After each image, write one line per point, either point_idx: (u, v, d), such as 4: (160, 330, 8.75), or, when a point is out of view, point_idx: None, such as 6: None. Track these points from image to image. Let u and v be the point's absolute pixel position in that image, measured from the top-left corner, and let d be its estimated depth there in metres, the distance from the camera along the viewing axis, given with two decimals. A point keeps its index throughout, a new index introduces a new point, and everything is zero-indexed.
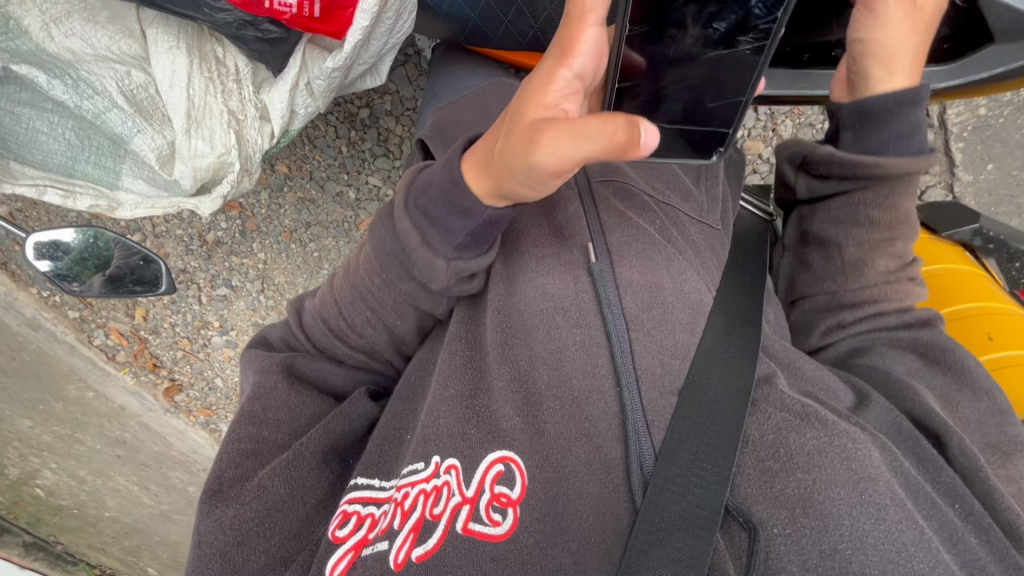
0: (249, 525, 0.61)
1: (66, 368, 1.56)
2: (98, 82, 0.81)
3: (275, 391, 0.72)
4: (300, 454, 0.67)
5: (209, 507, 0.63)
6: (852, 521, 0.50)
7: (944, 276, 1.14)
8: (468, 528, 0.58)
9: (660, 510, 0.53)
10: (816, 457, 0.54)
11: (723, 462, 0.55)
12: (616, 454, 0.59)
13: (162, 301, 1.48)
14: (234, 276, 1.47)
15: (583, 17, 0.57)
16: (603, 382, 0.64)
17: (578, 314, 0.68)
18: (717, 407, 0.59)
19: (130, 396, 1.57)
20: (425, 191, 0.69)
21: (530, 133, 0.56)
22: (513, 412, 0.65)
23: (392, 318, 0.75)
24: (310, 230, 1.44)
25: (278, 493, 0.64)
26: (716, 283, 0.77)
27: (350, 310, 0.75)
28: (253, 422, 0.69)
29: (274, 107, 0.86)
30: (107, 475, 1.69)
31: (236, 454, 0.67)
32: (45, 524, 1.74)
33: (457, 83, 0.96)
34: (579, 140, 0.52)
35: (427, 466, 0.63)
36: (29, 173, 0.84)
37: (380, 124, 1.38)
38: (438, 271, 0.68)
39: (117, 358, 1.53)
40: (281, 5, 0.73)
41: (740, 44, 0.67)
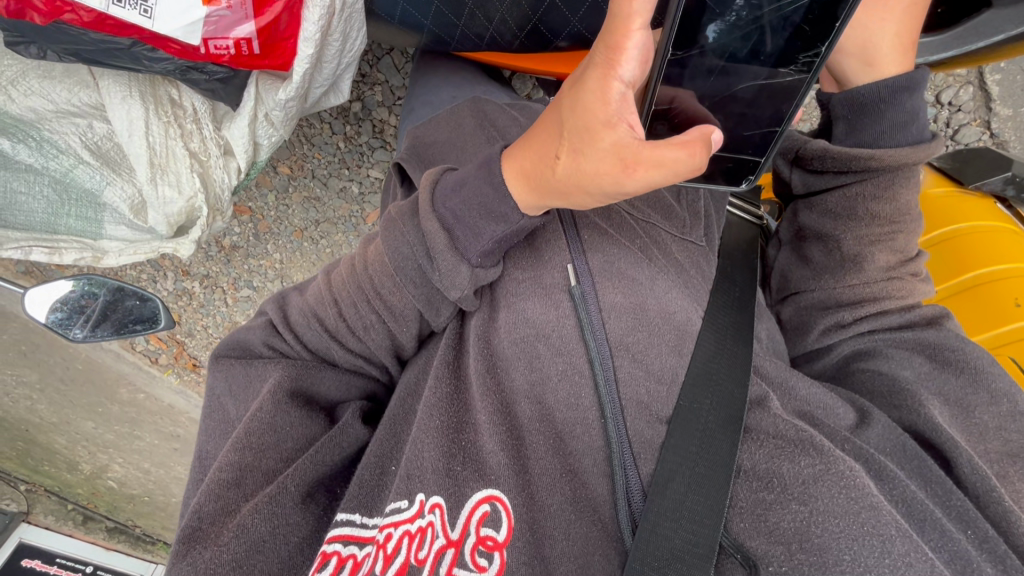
0: (226, 570, 0.54)
1: (115, 373, 1.59)
2: (61, 140, 0.82)
3: (259, 413, 0.64)
4: (284, 487, 0.60)
5: (184, 549, 0.56)
6: (853, 555, 0.46)
7: (974, 234, 1.01)
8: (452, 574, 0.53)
9: (654, 547, 0.50)
10: (811, 486, 0.51)
11: (717, 495, 0.52)
12: (602, 491, 0.57)
13: (191, 305, 1.49)
14: (255, 277, 1.47)
15: (632, 6, 0.42)
16: (588, 414, 0.60)
17: (560, 341, 0.63)
18: (710, 435, 0.55)
19: (177, 395, 1.59)
20: (457, 191, 0.62)
21: (611, 160, 0.48)
22: (498, 445, 0.60)
23: (374, 341, 0.69)
24: (320, 227, 1.43)
25: (258, 532, 0.57)
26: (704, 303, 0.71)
27: (352, 311, 0.67)
28: (237, 447, 0.62)
29: (236, 143, 0.85)
30: (168, 465, 1.72)
31: (218, 484, 0.60)
32: (123, 511, 1.78)
33: (432, 94, 0.95)
34: (654, 172, 0.46)
35: (411, 505, 0.57)
36: (13, 237, 0.87)
37: (374, 116, 1.35)
38: (461, 278, 0.63)
39: (160, 361, 1.55)
40: (217, 48, 0.70)
41: (781, 75, 0.58)
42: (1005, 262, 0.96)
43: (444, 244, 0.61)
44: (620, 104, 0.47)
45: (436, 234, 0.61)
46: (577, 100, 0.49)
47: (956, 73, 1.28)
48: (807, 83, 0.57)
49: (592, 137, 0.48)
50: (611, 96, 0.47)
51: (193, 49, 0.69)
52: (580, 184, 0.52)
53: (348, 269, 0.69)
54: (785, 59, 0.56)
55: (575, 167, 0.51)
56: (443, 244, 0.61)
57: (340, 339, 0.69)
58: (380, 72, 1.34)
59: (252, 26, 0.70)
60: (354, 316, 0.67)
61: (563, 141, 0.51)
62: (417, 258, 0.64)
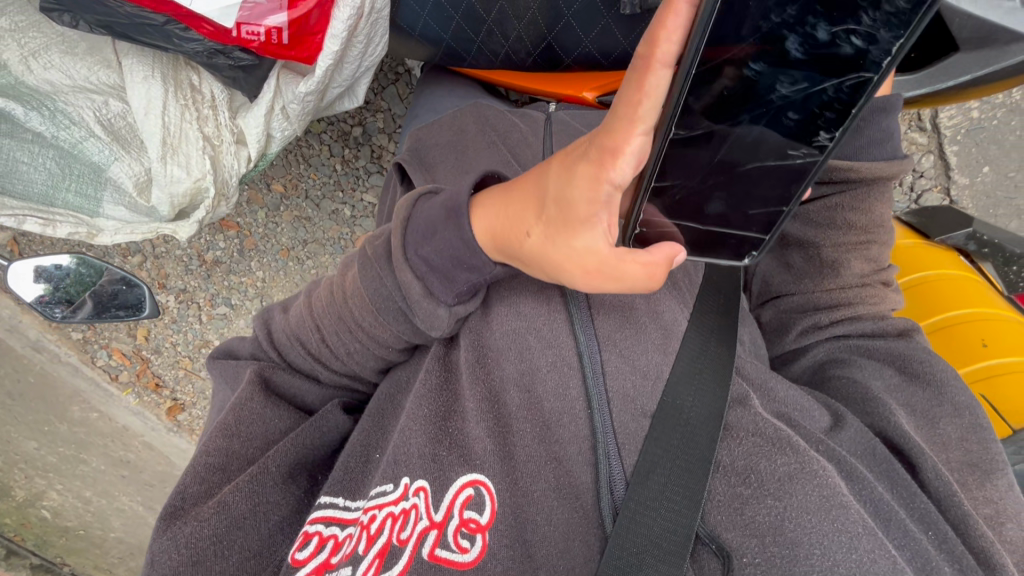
0: (205, 544, 0.53)
1: (70, 388, 1.50)
2: (75, 112, 0.83)
3: (249, 403, 0.62)
4: (265, 467, 0.58)
5: (165, 525, 0.55)
6: (824, 550, 0.41)
7: (938, 281, 1.08)
8: (434, 554, 0.50)
9: (633, 535, 0.45)
10: (787, 483, 0.45)
11: (697, 486, 0.46)
12: (586, 479, 0.51)
13: (162, 321, 1.43)
14: (234, 295, 1.44)
15: (638, 110, 0.41)
16: (575, 404, 0.55)
17: (551, 334, 0.59)
18: (692, 431, 0.49)
19: (134, 415, 1.51)
20: (429, 241, 0.57)
21: (573, 258, 0.50)
22: (486, 431, 0.56)
23: (358, 366, 0.67)
24: (306, 247, 1.42)
25: (238, 509, 0.55)
26: (689, 305, 0.69)
27: (334, 338, 0.65)
28: (225, 433, 0.60)
29: (250, 131, 0.87)
30: (111, 494, 1.61)
31: (202, 468, 0.58)
32: (52, 546, 1.60)
33: (436, 104, 0.97)
34: (620, 277, 0.51)
35: (396, 488, 0.55)
36: (9, 205, 0.84)
37: (373, 142, 1.38)
38: (441, 319, 0.59)
39: (120, 378, 1.48)
40: (249, 33, 0.74)
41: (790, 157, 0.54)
42: (970, 305, 1.01)
43: (417, 295, 0.58)
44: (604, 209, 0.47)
45: (412, 284, 0.58)
46: (561, 188, 0.48)
47: (918, 143, 1.38)
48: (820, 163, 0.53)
49: (569, 237, 0.49)
50: (598, 197, 0.46)
51: (225, 31, 0.73)
52: (548, 268, 0.53)
53: (327, 296, 0.66)
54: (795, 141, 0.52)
55: (548, 255, 0.52)
56: (418, 293, 0.58)
57: (326, 361, 0.67)
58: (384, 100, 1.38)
59: (284, 16, 0.74)
60: (336, 344, 0.65)
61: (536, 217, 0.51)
62: (394, 293, 0.60)
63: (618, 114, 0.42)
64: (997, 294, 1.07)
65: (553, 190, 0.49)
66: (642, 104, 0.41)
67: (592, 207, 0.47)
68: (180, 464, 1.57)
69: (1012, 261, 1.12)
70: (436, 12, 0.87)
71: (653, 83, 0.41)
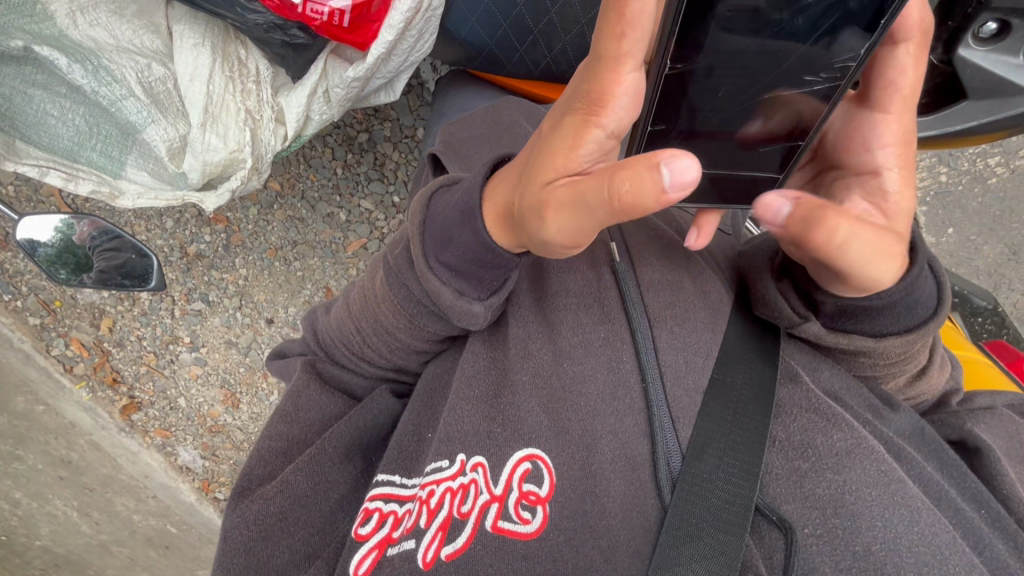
0: (272, 520, 0.57)
1: (16, 376, 1.28)
2: (118, 71, 0.81)
3: (307, 389, 0.66)
4: (323, 449, 0.62)
5: (235, 504, 0.59)
6: (885, 523, 0.50)
7: None
8: (498, 526, 0.51)
9: (694, 507, 0.50)
10: (845, 458, 0.54)
11: (752, 458, 0.52)
12: (643, 450, 0.54)
13: (131, 311, 1.27)
14: (212, 291, 1.29)
15: (623, 44, 0.40)
16: (629, 376, 0.58)
17: (602, 311, 0.62)
18: (743, 407, 0.55)
19: (84, 412, 1.31)
20: (448, 245, 0.55)
21: (542, 200, 0.46)
22: (539, 406, 0.57)
23: (403, 360, 0.66)
24: (296, 248, 1.30)
25: (300, 488, 0.59)
26: (729, 277, 0.72)
27: (372, 337, 0.65)
28: (285, 420, 0.64)
29: (291, 111, 0.88)
30: (45, 498, 1.36)
31: (267, 451, 0.62)
32: None
33: (466, 105, 0.99)
34: (589, 208, 0.43)
35: (453, 464, 0.55)
36: (33, 154, 0.84)
37: (378, 149, 1.31)
38: (477, 317, 0.57)
39: (75, 370, 1.29)
40: (313, 12, 0.77)
41: (808, 84, 0.54)
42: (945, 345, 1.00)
43: (449, 300, 0.56)
44: (586, 149, 0.45)
45: (442, 290, 0.55)
46: (548, 137, 0.47)
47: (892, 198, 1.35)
48: (842, 87, 0.54)
49: (539, 179, 0.47)
50: (585, 143, 0.45)
51: (291, 6, 0.76)
52: (527, 227, 0.49)
53: (361, 299, 0.65)
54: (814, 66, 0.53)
55: (524, 208, 0.49)
56: (449, 298, 0.56)
57: (370, 360, 0.67)
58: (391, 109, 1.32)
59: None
60: (376, 344, 0.65)
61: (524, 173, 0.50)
62: (421, 295, 0.58)
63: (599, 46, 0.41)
64: (965, 337, 1.06)
65: (540, 144, 0.48)
66: (626, 37, 0.40)
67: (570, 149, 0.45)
68: (128, 469, 1.34)
69: (976, 311, 1.23)
70: (484, 20, 0.91)
71: (635, 11, 0.39)
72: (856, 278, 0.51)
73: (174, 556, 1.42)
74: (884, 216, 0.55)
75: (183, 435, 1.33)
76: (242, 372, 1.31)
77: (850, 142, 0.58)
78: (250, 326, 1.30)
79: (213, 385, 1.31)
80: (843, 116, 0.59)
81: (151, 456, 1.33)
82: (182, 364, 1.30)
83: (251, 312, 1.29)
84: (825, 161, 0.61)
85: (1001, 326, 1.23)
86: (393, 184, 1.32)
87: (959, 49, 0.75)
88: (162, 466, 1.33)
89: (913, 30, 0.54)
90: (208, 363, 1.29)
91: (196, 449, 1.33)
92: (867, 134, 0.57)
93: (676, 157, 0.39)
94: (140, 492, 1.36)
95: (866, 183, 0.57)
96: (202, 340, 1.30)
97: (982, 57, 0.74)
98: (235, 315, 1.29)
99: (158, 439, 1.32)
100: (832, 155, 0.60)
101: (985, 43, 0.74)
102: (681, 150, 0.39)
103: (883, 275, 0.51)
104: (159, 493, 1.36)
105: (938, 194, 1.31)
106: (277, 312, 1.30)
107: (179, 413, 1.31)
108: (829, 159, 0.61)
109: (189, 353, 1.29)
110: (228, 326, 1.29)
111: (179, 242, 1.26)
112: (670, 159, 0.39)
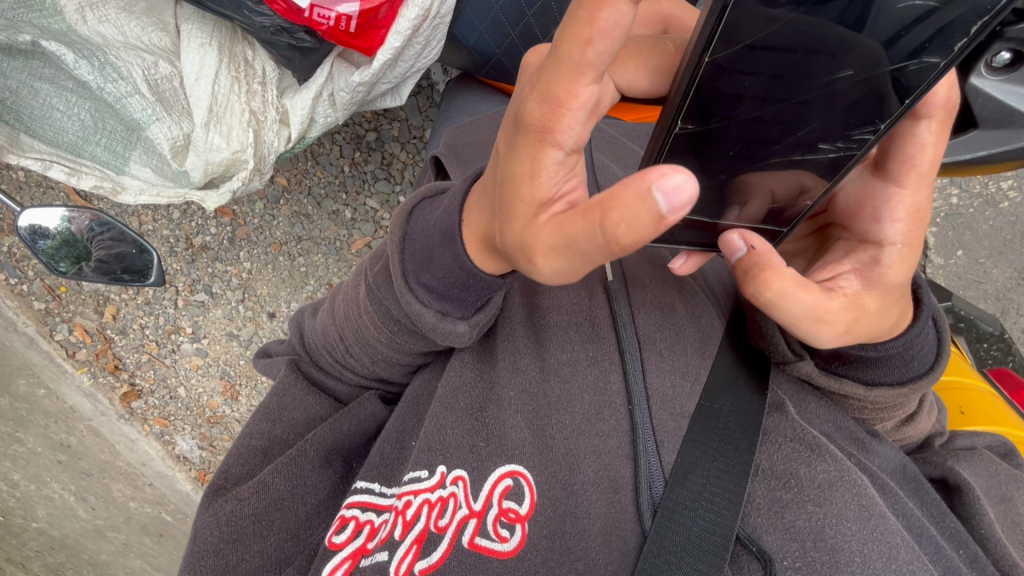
0: (245, 522, 0.56)
1: (19, 359, 1.29)
2: (124, 67, 0.81)
3: (293, 388, 0.66)
4: (304, 451, 0.61)
5: (209, 502, 0.58)
6: (863, 558, 0.49)
7: None
8: (474, 543, 0.51)
9: (672, 535, 0.49)
10: (827, 490, 0.53)
11: (737, 488, 0.51)
12: (625, 473, 0.54)
13: (135, 300, 1.28)
14: (216, 283, 1.29)
15: (589, 53, 0.34)
16: (615, 399, 0.57)
17: (592, 330, 0.61)
18: (729, 434, 0.54)
19: (85, 397, 1.31)
20: (427, 267, 0.54)
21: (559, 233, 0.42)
22: (524, 423, 0.56)
23: (385, 371, 0.65)
24: (300, 244, 1.30)
25: (278, 490, 0.59)
26: (723, 304, 0.71)
27: (354, 348, 0.63)
28: (268, 418, 0.64)
29: (295, 113, 0.87)
30: (42, 480, 1.36)
31: (247, 450, 0.62)
32: None
33: (472, 110, 0.98)
34: (581, 249, 0.39)
35: (432, 475, 0.54)
36: (37, 148, 0.85)
37: (386, 149, 1.31)
38: (460, 336, 0.56)
39: (77, 356, 1.29)
40: (320, 17, 0.78)
41: (823, 151, 0.52)
42: (948, 374, 0.98)
43: (430, 321, 0.54)
44: (559, 173, 0.40)
45: (424, 312, 0.54)
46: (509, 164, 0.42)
47: None
48: (855, 159, 0.52)
49: (517, 217, 0.42)
50: (545, 167, 0.40)
51: (297, 10, 0.77)
52: (516, 262, 0.46)
53: (343, 307, 0.64)
54: (831, 134, 0.51)
55: (511, 246, 0.45)
56: (431, 320, 0.54)
57: (353, 369, 0.66)
58: (401, 109, 1.32)
59: (356, 6, 0.78)
60: (359, 354, 0.64)
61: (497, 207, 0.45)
62: (399, 314, 0.58)
63: (561, 56, 0.35)
64: (969, 364, 1.03)
65: (503, 173, 0.42)
66: (592, 44, 0.33)
67: (549, 181, 0.40)
68: (126, 456, 1.35)
69: (983, 337, 1.21)
70: (493, 28, 0.90)
71: (608, 20, 0.32)
72: (794, 333, 0.57)
73: (168, 544, 1.43)
74: (874, 287, 0.59)
75: (183, 424, 1.33)
76: (242, 364, 1.31)
77: (857, 210, 0.61)
78: (252, 319, 1.30)
79: (213, 376, 1.31)
80: (856, 181, 0.61)
81: (149, 444, 1.33)
82: (183, 354, 1.30)
83: (253, 306, 1.29)
84: (832, 220, 0.64)
85: (1007, 353, 1.21)
86: (399, 184, 1.32)
87: (971, 78, 0.73)
88: (161, 454, 1.33)
89: (938, 109, 0.54)
90: (209, 355, 1.29)
91: (194, 439, 1.33)
92: (880, 210, 0.59)
93: (665, 176, 0.34)
94: (136, 480, 1.37)
95: (871, 252, 0.60)
96: (204, 332, 1.30)
97: (994, 87, 0.73)
98: (237, 308, 1.29)
99: (157, 428, 1.32)
100: (840, 217, 0.63)
101: (998, 72, 0.73)
102: (666, 166, 0.34)
103: (814, 338, 0.56)
104: (156, 480, 1.36)
105: (949, 216, 1.29)
106: (279, 306, 1.30)
107: (178, 403, 1.31)
108: (837, 220, 0.63)
109: (191, 344, 1.29)
110: (230, 318, 1.29)
111: (185, 233, 1.27)
112: (660, 181, 0.33)
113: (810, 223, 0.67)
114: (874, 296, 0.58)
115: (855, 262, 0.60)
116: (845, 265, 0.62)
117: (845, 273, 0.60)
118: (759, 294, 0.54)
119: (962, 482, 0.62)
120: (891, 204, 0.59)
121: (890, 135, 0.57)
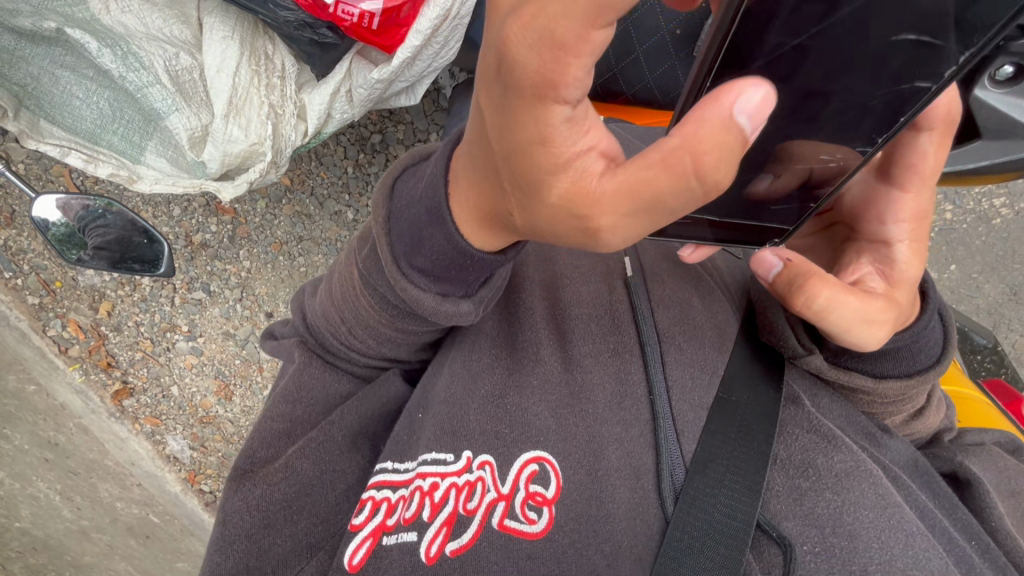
0: (276, 507, 0.57)
1: (10, 354, 1.28)
2: (147, 58, 0.83)
3: (309, 367, 0.65)
4: (330, 435, 0.62)
5: (236, 485, 0.59)
6: (881, 544, 0.50)
7: None
8: (503, 524, 0.52)
9: (693, 520, 0.50)
10: (844, 479, 0.54)
11: (756, 477, 0.52)
12: (647, 460, 0.55)
13: (131, 297, 1.27)
14: (214, 281, 1.29)
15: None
16: (636, 389, 0.58)
17: (612, 322, 0.62)
18: (747, 425, 0.55)
19: (75, 394, 1.29)
20: (419, 248, 0.52)
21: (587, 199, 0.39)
22: (547, 411, 0.57)
23: (392, 351, 0.64)
24: (301, 244, 1.30)
25: (306, 474, 0.59)
26: (737, 302, 0.72)
27: (359, 329, 0.61)
28: (287, 400, 0.63)
29: (312, 108, 0.88)
30: (27, 479, 1.35)
31: (270, 433, 0.62)
32: None
33: None
34: (666, 207, 0.38)
35: (458, 459, 0.55)
36: (56, 134, 0.87)
37: (390, 152, 1.31)
38: (465, 314, 0.54)
39: (69, 352, 1.28)
40: (343, 13, 0.80)
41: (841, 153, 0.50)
42: (947, 382, 1.00)
43: (431, 305, 0.53)
44: (575, 129, 0.36)
45: (422, 297, 0.53)
46: (508, 133, 0.37)
47: None
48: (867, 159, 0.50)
49: (553, 190, 0.39)
50: (555, 123, 0.35)
51: (322, 6, 0.79)
52: (561, 238, 0.43)
53: (342, 283, 0.62)
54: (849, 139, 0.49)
55: (543, 219, 0.42)
56: (431, 303, 0.53)
57: (359, 349, 0.64)
58: (407, 113, 1.32)
59: (379, 3, 0.79)
60: (362, 336, 0.62)
61: (509, 180, 0.41)
62: (396, 299, 0.57)
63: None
64: (964, 374, 1.05)
65: (506, 141, 0.38)
66: None
67: (573, 137, 0.36)
68: (116, 455, 1.33)
69: (976, 348, 1.23)
70: None
71: None
72: (843, 341, 0.59)
73: (154, 547, 1.41)
74: (887, 283, 0.62)
75: (173, 423, 1.31)
76: (237, 364, 1.30)
77: (866, 211, 0.64)
78: (250, 318, 1.30)
79: (207, 375, 1.30)
80: (862, 183, 0.64)
81: (139, 443, 1.32)
82: (178, 353, 1.30)
83: (251, 304, 1.29)
84: (837, 219, 0.67)
85: (1000, 365, 1.24)
86: None
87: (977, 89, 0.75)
88: (151, 454, 1.32)
89: (938, 122, 0.58)
90: (204, 354, 1.29)
91: (185, 439, 1.32)
92: (883, 213, 0.63)
93: (741, 96, 0.34)
94: (125, 480, 1.35)
95: (878, 250, 0.63)
96: (200, 330, 1.29)
97: (998, 99, 0.75)
98: (235, 307, 1.29)
99: (148, 427, 1.31)
100: (846, 217, 0.66)
101: (1001, 85, 0.75)
102: (739, 84, 0.34)
103: (863, 342, 0.58)
104: (145, 481, 1.35)
105: (943, 230, 1.32)
106: (277, 306, 1.30)
107: (171, 402, 1.30)
108: (843, 220, 0.66)
109: (186, 342, 1.29)
110: (227, 317, 1.29)
111: (184, 231, 1.27)
112: (740, 104, 0.33)
113: (817, 221, 0.69)
114: (890, 291, 0.61)
115: (871, 261, 0.64)
116: (856, 261, 0.64)
117: (867, 273, 0.63)
118: (810, 304, 0.58)
119: (973, 476, 0.63)
120: (890, 207, 0.62)
121: (895, 142, 0.59)
